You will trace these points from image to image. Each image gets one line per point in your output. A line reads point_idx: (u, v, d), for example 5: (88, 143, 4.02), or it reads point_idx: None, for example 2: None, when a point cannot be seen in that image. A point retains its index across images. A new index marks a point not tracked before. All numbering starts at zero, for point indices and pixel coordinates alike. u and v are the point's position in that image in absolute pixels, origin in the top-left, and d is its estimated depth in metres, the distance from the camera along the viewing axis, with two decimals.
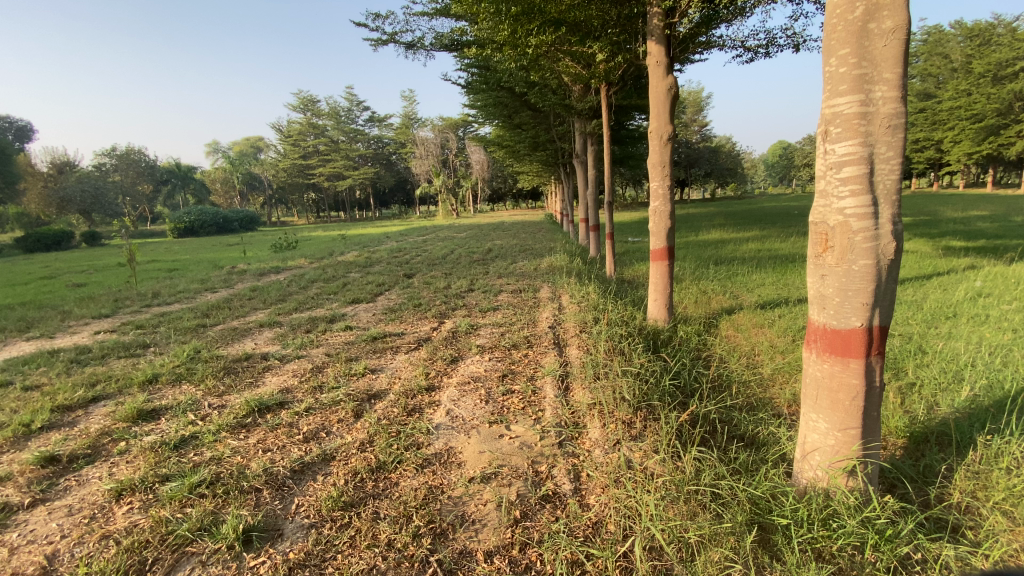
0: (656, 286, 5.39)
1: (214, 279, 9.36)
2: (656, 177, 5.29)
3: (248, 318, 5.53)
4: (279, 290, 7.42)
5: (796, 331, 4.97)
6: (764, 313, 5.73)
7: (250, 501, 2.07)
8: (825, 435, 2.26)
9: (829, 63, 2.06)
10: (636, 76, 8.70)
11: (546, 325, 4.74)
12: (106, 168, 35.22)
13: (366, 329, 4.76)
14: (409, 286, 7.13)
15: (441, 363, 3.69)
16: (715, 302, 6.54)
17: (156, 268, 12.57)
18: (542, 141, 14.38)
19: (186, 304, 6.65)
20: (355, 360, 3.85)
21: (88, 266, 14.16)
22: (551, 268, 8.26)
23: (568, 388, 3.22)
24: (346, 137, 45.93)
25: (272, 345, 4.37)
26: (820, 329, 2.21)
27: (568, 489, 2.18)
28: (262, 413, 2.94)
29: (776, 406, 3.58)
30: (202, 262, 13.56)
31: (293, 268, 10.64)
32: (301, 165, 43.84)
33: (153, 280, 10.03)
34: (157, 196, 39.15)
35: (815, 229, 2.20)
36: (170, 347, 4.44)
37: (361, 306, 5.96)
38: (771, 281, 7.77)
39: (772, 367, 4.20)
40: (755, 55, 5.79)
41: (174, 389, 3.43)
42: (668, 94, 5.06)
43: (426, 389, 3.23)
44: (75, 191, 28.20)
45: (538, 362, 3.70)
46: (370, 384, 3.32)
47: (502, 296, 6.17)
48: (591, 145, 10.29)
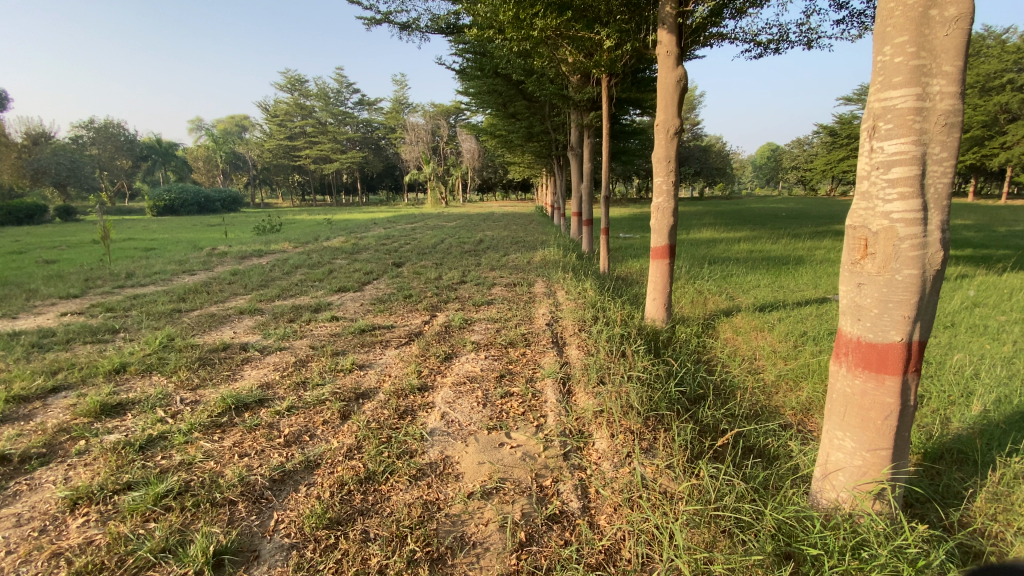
0: (655, 284, 5.23)
1: (193, 260, 8.97)
2: (660, 172, 5.10)
3: (229, 304, 5.24)
4: (262, 275, 7.10)
5: (797, 335, 4.85)
6: (762, 316, 5.61)
7: (223, 516, 1.84)
8: (851, 455, 2.10)
9: (883, 52, 1.87)
10: (638, 67, 8.48)
11: (543, 322, 4.55)
12: (83, 141, 33.99)
13: (353, 321, 4.51)
14: (399, 276, 6.87)
15: (434, 360, 3.47)
16: (711, 302, 6.42)
17: (133, 247, 12.09)
18: (537, 132, 14.13)
19: (162, 286, 6.32)
20: (341, 353, 3.61)
21: (60, 242, 13.57)
22: (545, 263, 8.06)
23: (570, 392, 3.03)
24: (334, 119, 44.97)
25: (252, 335, 4.09)
26: (852, 342, 2.05)
27: (576, 508, 2.00)
28: (240, 411, 2.69)
29: (780, 415, 3.44)
30: (181, 243, 13.10)
31: (277, 252, 10.28)
32: (287, 146, 42.81)
33: (129, 259, 9.59)
34: (137, 172, 37.98)
35: (853, 233, 2.03)
36: (142, 333, 4.14)
37: (348, 295, 5.70)
38: (766, 283, 7.67)
39: (775, 372, 4.06)
40: (764, 51, 5.63)
41: (143, 381, 3.15)
42: (677, 87, 4.88)
43: (419, 388, 3.01)
44: (50, 163, 27.14)
45: (537, 362, 3.50)
46: (358, 381, 3.09)
47: (496, 290, 5.94)
48: (588, 137, 10.07)
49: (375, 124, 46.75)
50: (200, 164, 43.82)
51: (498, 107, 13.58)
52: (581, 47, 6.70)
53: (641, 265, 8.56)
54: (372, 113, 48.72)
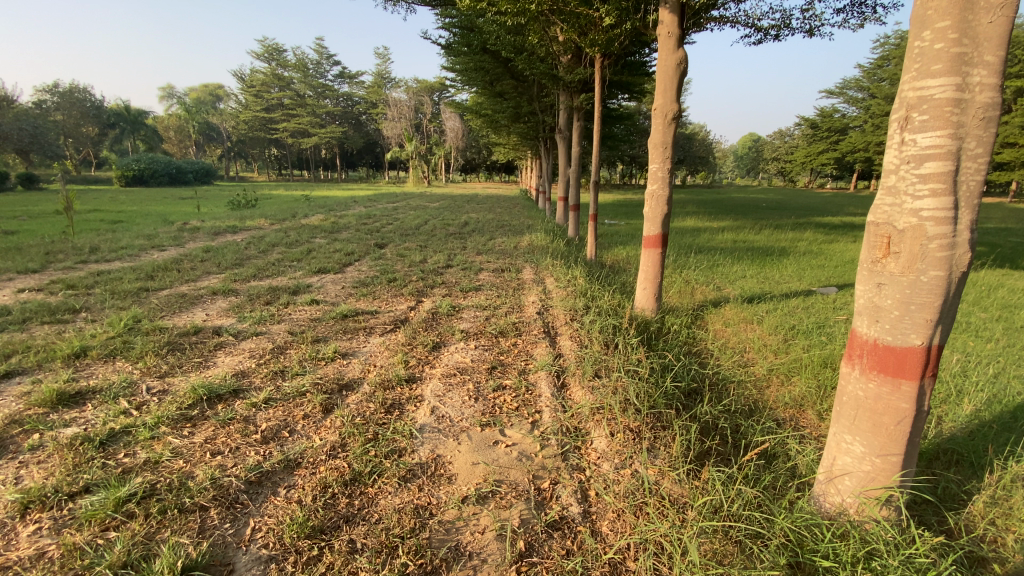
0: (646, 274, 5.12)
1: (163, 235, 8.54)
2: (656, 158, 4.96)
3: (201, 284, 4.95)
4: (237, 253, 6.78)
5: (786, 328, 4.82)
6: (750, 308, 5.58)
7: (193, 524, 1.67)
8: (860, 460, 2.03)
9: (921, 37, 1.75)
10: (632, 49, 8.28)
11: (533, 310, 4.41)
12: (45, 105, 32.20)
13: (334, 305, 4.30)
14: (382, 258, 6.63)
15: (422, 349, 3.31)
16: (699, 293, 6.36)
17: (98, 219, 11.48)
18: (524, 112, 13.81)
19: (129, 262, 5.95)
20: (322, 341, 3.41)
21: (20, 212, 12.82)
22: (532, 248, 7.90)
23: (564, 386, 2.90)
24: (314, 92, 43.54)
25: (226, 318, 3.85)
26: (868, 344, 1.97)
27: (577, 513, 1.88)
28: (211, 403, 2.49)
29: (773, 410, 3.39)
30: (151, 216, 12.49)
31: (252, 229, 9.87)
32: (264, 118, 41.35)
33: (94, 232, 9.10)
34: (103, 140, 36.23)
35: (875, 230, 1.93)
36: (105, 313, 3.86)
37: (328, 276, 5.46)
38: (752, 273, 7.67)
39: (766, 366, 4.02)
40: (764, 37, 5.51)
41: (105, 368, 2.91)
42: (676, 70, 4.72)
43: (407, 380, 2.85)
44: (10, 127, 25.49)
45: (529, 354, 3.36)
46: (340, 371, 2.92)
47: (483, 275, 5.77)
48: (577, 120, 9.87)
49: (355, 98, 45.29)
50: (172, 134, 42.11)
51: (485, 85, 13.21)
52: (576, 26, 6.48)
53: (628, 253, 8.47)
54: (353, 87, 47.27)
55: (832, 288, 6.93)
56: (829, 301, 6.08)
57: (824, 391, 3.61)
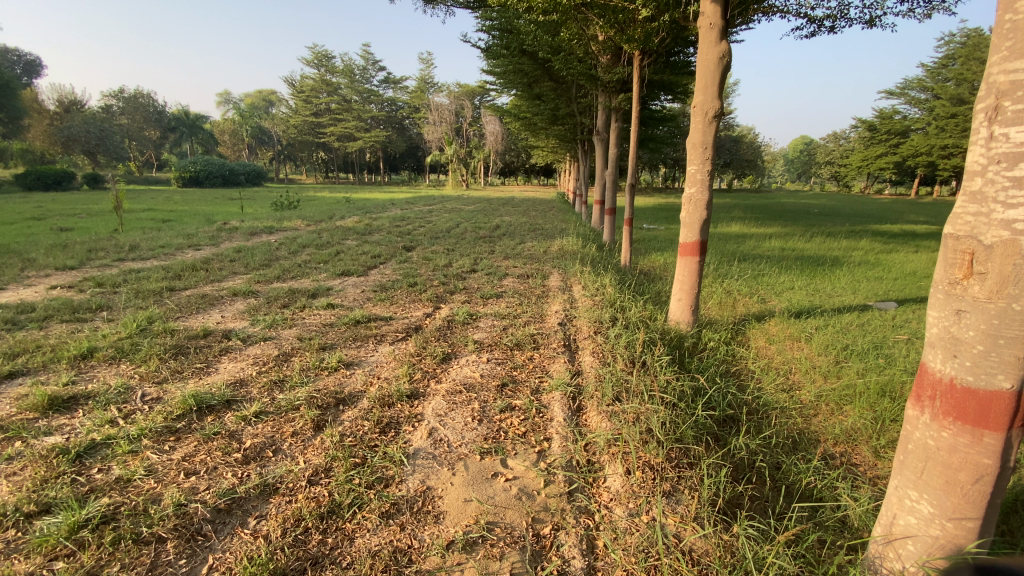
0: (682, 284, 4.76)
1: (202, 234, 8.77)
2: (695, 160, 4.60)
3: (224, 285, 4.96)
4: (267, 253, 6.84)
5: (838, 347, 4.36)
6: (797, 323, 5.11)
7: (145, 560, 1.51)
8: (927, 522, 1.67)
9: (1015, 8, 1.41)
10: (673, 46, 7.88)
11: (555, 321, 4.15)
12: (113, 110, 34.43)
13: (350, 310, 4.16)
14: (407, 261, 6.53)
15: (431, 361, 3.11)
16: (741, 305, 5.92)
17: (148, 218, 11.99)
18: (561, 114, 13.54)
19: (163, 261, 6.07)
20: (329, 349, 3.25)
21: (81, 210, 13.63)
22: (562, 253, 7.63)
23: (580, 410, 2.62)
24: (360, 96, 44.68)
25: (239, 321, 3.78)
26: (943, 383, 1.61)
27: (578, 569, 1.61)
28: (200, 415, 2.37)
29: (820, 445, 3.01)
30: (197, 215, 13.00)
31: (288, 229, 10.04)
32: (312, 123, 42.79)
33: (141, 230, 9.47)
34: (164, 143, 38.40)
35: (955, 244, 1.57)
36: (124, 313, 3.86)
37: (350, 279, 5.37)
38: (800, 285, 7.13)
39: (814, 391, 3.60)
40: (818, 29, 5.06)
41: (108, 371, 2.85)
42: (719, 63, 4.35)
43: (409, 396, 2.64)
44: (79, 131, 27.27)
45: (545, 370, 3.09)
46: (341, 384, 2.73)
47: (507, 281, 5.55)
48: (614, 121, 9.52)
49: (399, 102, 46.21)
50: (226, 137, 44.23)
51: (523, 87, 13.04)
52: (613, 21, 6.18)
53: (665, 260, 8.07)
54: (397, 92, 48.20)
55: (892, 303, 6.30)
56: (887, 318, 5.52)
57: (882, 425, 3.18)
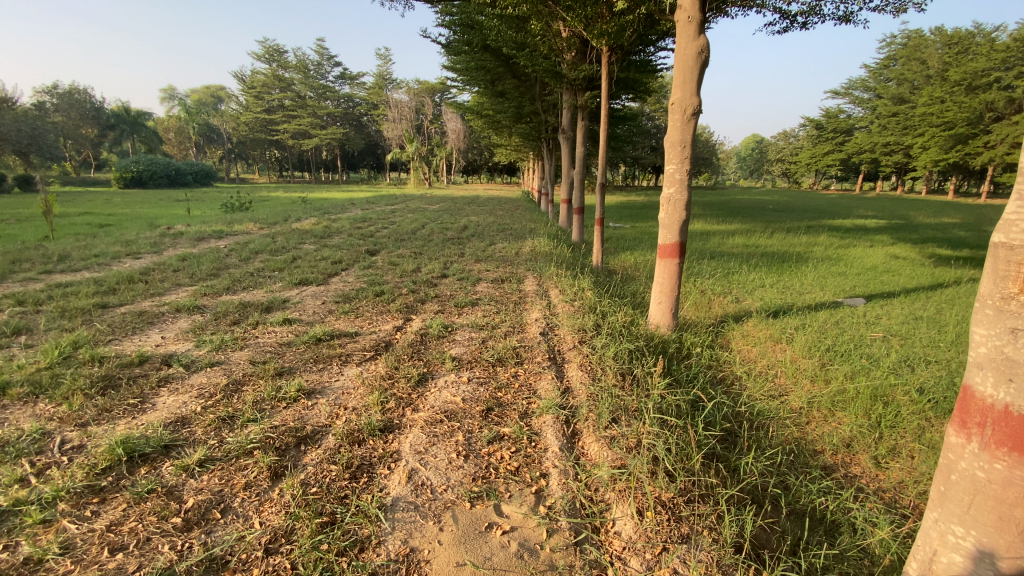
0: (661, 287, 4.59)
1: (143, 241, 8.06)
2: (673, 159, 4.42)
3: (167, 299, 4.44)
4: (215, 261, 6.29)
5: (821, 348, 4.29)
6: (776, 323, 5.04)
7: None
8: (977, 563, 1.51)
9: None
10: (641, 42, 7.76)
11: (536, 330, 3.89)
12: (44, 106, 31.92)
13: (310, 325, 3.77)
14: (372, 266, 6.14)
15: (405, 385, 2.79)
16: (717, 305, 5.84)
17: (84, 223, 11.04)
18: (525, 112, 13.29)
19: (96, 273, 5.46)
20: (287, 374, 2.88)
21: (4, 215, 12.41)
22: (534, 255, 7.38)
23: (575, 436, 2.37)
24: (315, 93, 43.18)
25: (183, 343, 3.34)
26: (995, 411, 1.44)
27: None
28: (131, 467, 1.97)
29: (818, 456, 2.87)
30: (139, 220, 12.09)
31: (240, 234, 9.40)
32: (264, 120, 41.02)
33: (73, 237, 8.65)
34: (103, 141, 35.95)
35: (1009, 255, 1.41)
36: (45, 337, 3.34)
37: (309, 289, 4.95)
38: (769, 282, 7.14)
39: (804, 397, 3.48)
40: (791, 25, 5.01)
41: (21, 411, 2.38)
42: (698, 59, 4.20)
43: (382, 429, 2.32)
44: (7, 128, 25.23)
45: (531, 390, 2.82)
46: (302, 418, 2.38)
47: (481, 287, 5.25)
48: (581, 119, 9.35)
49: (356, 99, 44.94)
50: (172, 135, 41.87)
51: (487, 84, 12.73)
52: (583, 14, 5.96)
53: (636, 259, 7.96)
54: (353, 88, 46.82)
55: (860, 299, 6.37)
56: (859, 315, 5.55)
57: (877, 433, 3.08)
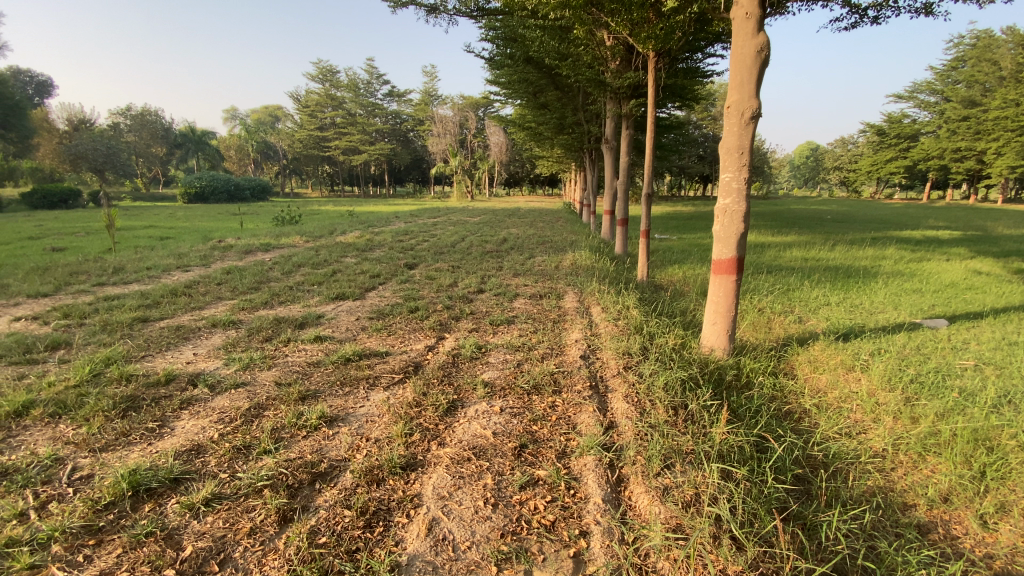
0: (717, 306, 4.20)
1: (194, 253, 8.34)
2: (730, 166, 4.06)
3: (205, 313, 4.46)
4: (258, 274, 6.37)
5: (903, 379, 3.77)
6: (848, 347, 4.52)
7: None
8: None
9: None
10: (690, 46, 7.40)
11: (577, 352, 3.60)
12: (120, 127, 34.60)
13: (341, 344, 3.63)
14: (409, 280, 6.03)
15: (432, 413, 2.56)
16: (777, 326, 5.34)
17: (146, 236, 11.65)
18: (568, 123, 13.08)
19: (144, 286, 5.60)
20: (311, 399, 2.71)
21: (77, 228, 13.30)
22: (576, 269, 7.09)
23: (620, 484, 2.07)
24: (364, 111, 44.80)
25: (213, 361, 3.26)
26: None
27: None
28: (136, 504, 1.84)
29: (910, 512, 2.43)
30: (195, 232, 12.66)
31: (286, 247, 9.62)
32: (317, 137, 42.82)
33: (134, 249, 9.09)
34: (170, 159, 38.50)
35: None
36: (82, 352, 3.35)
37: (345, 304, 4.87)
38: (835, 300, 6.53)
39: (887, 438, 3.02)
40: (861, 19, 4.57)
41: (41, 433, 2.32)
42: (757, 58, 3.84)
43: (404, 466, 2.10)
44: (87, 148, 27.42)
45: (571, 423, 2.54)
46: (320, 450, 2.20)
47: (519, 303, 5.02)
48: (626, 128, 9.01)
49: (402, 115, 46.31)
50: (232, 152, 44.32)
51: (529, 96, 12.62)
52: (628, 18, 5.67)
53: (685, 273, 7.51)
54: (401, 105, 48.29)
55: (941, 320, 5.70)
56: (942, 338, 4.93)
57: (984, 486, 2.59)
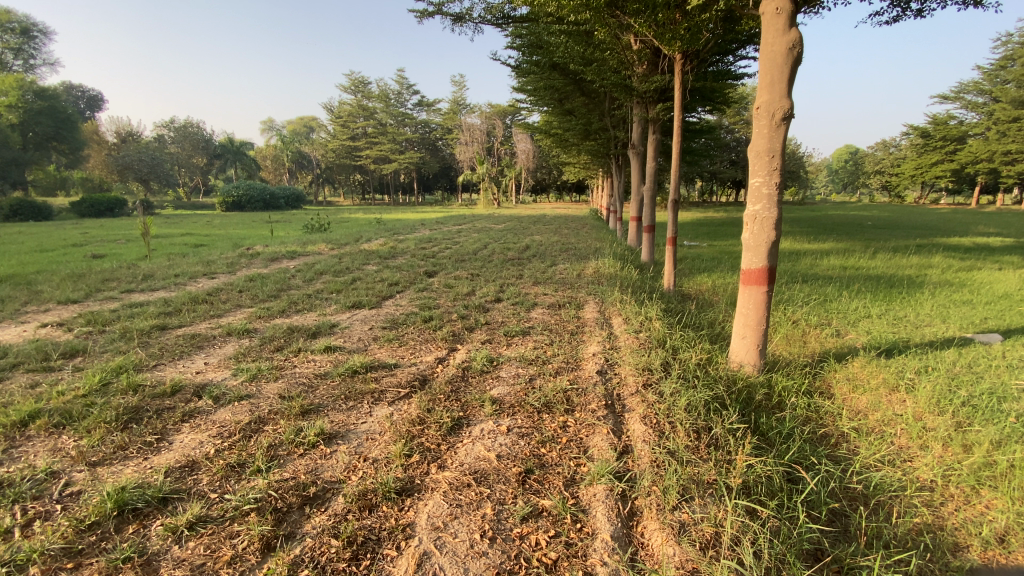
0: (746, 319, 3.95)
1: (221, 261, 8.51)
2: (759, 171, 3.82)
3: (223, 322, 4.47)
4: (280, 281, 6.43)
5: (954, 402, 3.44)
6: (891, 365, 4.19)
7: None
8: None
9: None
10: (719, 48, 7.14)
11: (594, 367, 3.42)
12: (164, 139, 36.24)
13: (351, 355, 3.56)
14: (427, 289, 5.97)
15: (436, 432, 2.43)
16: (813, 339, 5.02)
17: (181, 243, 12.03)
18: (594, 129, 12.89)
19: (169, 293, 5.70)
20: (312, 414, 2.63)
21: (118, 236, 13.84)
22: (598, 277, 6.91)
23: (632, 517, 1.89)
24: (395, 120, 45.64)
25: (221, 372, 3.22)
26: None
27: None
28: (121, 524, 1.77)
29: (962, 554, 2.16)
30: (227, 240, 13.02)
31: (311, 254, 9.73)
32: (349, 147, 43.82)
33: (167, 257, 9.36)
34: (210, 169, 40.06)
35: None
36: (97, 360, 3.37)
37: (360, 313, 4.82)
38: (876, 312, 6.13)
39: (935, 468, 2.73)
40: (901, 13, 4.28)
41: (42, 446, 2.29)
42: (789, 55, 3.61)
43: (400, 491, 1.98)
44: (134, 159, 28.84)
45: (582, 447, 2.37)
46: (316, 470, 2.10)
47: (536, 313, 4.86)
48: (652, 133, 8.76)
49: (431, 124, 46.97)
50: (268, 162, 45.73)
51: (554, 102, 12.54)
52: (652, 20, 5.49)
53: (713, 282, 7.21)
54: (430, 114, 49.00)
55: (995, 334, 5.26)
56: (996, 355, 4.53)
57: None
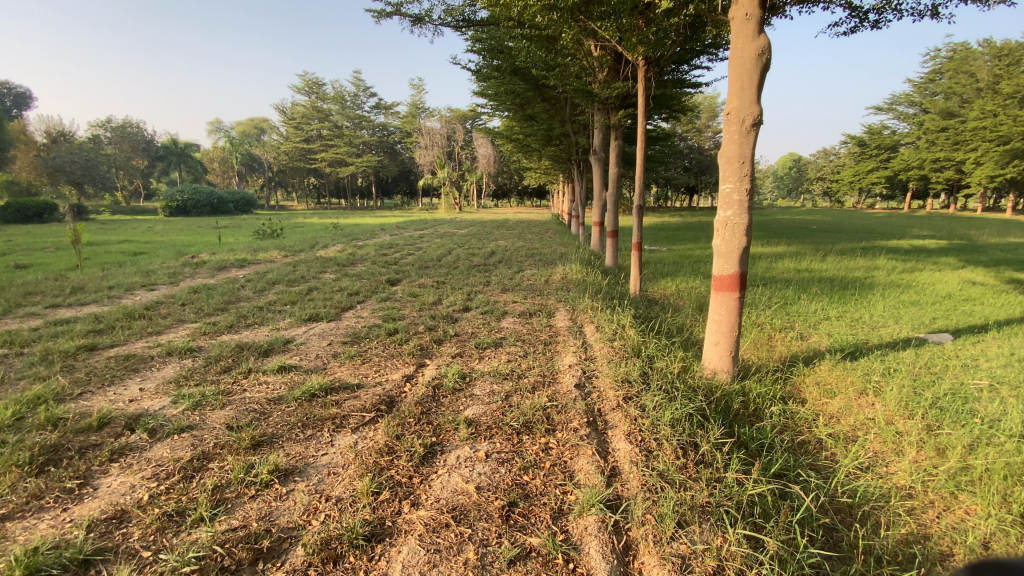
0: (720, 327, 3.90)
1: (163, 270, 7.88)
2: (730, 177, 3.78)
3: (162, 340, 4.05)
4: (229, 292, 5.98)
5: (922, 404, 3.48)
6: (857, 367, 4.24)
7: None
8: None
9: None
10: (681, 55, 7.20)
11: (571, 380, 3.27)
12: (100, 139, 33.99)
13: (308, 375, 3.27)
14: (390, 298, 5.68)
15: (407, 463, 2.21)
16: (779, 343, 5.07)
17: (118, 251, 11.15)
18: (556, 134, 12.89)
19: (101, 307, 5.18)
20: (266, 446, 2.35)
21: (46, 244, 12.73)
22: (566, 283, 6.80)
23: (629, 552, 1.74)
24: (352, 122, 44.53)
25: (159, 399, 2.86)
26: None
27: None
28: None
29: (951, 565, 2.12)
30: (170, 247, 12.18)
31: (263, 262, 9.19)
32: (303, 150, 42.41)
33: (101, 266, 8.62)
34: (152, 172, 37.86)
35: None
36: (10, 389, 2.94)
37: (318, 327, 4.50)
38: (835, 314, 6.29)
39: (914, 474, 2.71)
40: (860, 23, 4.37)
41: None
42: (758, 61, 3.59)
43: (368, 537, 1.74)
44: (66, 160, 26.99)
45: (568, 472, 2.20)
46: (270, 516, 1.83)
47: (506, 323, 4.68)
48: (614, 139, 8.77)
49: (389, 128, 46.11)
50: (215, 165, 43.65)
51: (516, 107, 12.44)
52: (617, 25, 5.44)
53: (678, 286, 7.25)
54: (388, 117, 48.12)
55: (946, 334, 5.47)
56: (950, 355, 4.68)
57: None
